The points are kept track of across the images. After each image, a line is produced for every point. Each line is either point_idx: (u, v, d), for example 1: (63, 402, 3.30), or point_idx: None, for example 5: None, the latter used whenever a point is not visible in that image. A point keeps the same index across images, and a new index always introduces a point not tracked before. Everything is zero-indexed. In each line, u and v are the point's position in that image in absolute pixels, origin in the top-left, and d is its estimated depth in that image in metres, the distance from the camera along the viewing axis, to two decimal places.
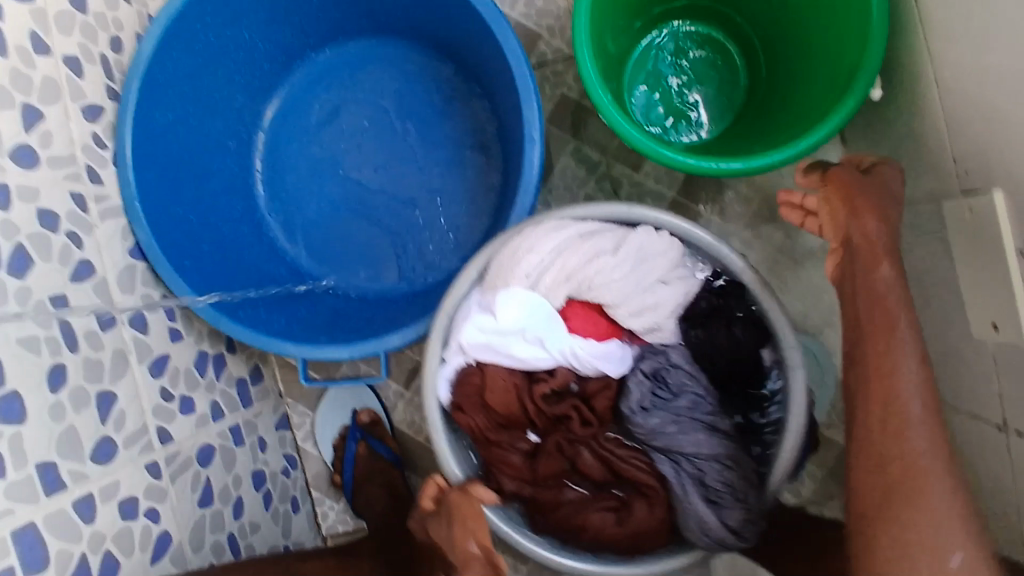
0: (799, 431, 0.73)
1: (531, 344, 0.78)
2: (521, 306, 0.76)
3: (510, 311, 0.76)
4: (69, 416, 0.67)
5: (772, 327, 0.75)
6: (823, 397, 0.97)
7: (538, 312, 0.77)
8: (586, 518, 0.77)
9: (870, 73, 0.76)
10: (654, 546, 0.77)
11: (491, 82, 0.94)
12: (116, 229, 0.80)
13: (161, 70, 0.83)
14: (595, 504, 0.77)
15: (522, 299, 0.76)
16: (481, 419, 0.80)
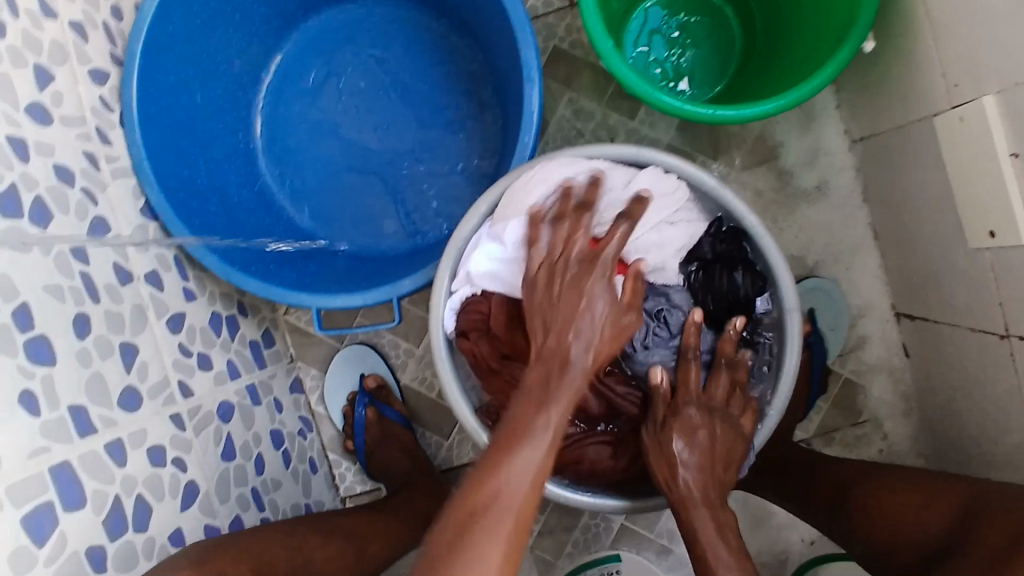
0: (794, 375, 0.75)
1: None
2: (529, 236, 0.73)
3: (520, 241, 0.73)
4: (96, 363, 0.71)
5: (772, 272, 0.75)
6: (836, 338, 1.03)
7: None
8: (583, 452, 0.80)
9: (865, 26, 0.76)
10: (642, 481, 0.81)
11: (482, 30, 0.96)
12: (127, 189, 0.84)
13: (162, 33, 0.87)
14: (591, 438, 0.80)
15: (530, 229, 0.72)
16: (484, 348, 0.78)
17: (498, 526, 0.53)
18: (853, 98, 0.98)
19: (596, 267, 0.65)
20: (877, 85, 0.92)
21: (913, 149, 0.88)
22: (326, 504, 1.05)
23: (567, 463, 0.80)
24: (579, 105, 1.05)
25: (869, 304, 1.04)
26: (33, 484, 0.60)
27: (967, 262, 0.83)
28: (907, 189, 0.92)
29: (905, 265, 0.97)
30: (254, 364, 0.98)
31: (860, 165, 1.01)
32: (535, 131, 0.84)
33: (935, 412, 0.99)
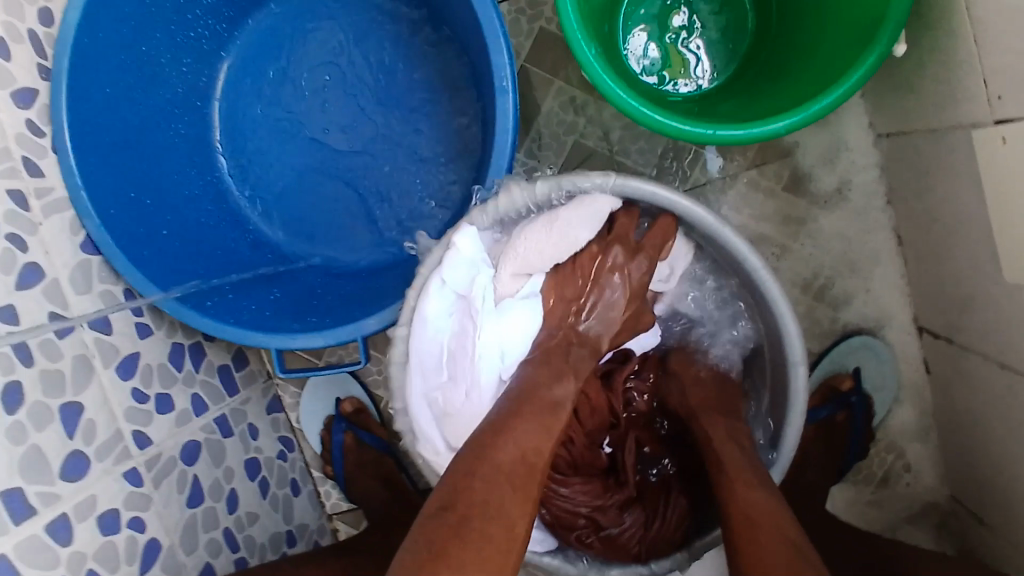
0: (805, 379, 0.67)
1: None
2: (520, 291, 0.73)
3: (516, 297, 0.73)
4: (32, 436, 0.66)
5: (766, 298, 0.67)
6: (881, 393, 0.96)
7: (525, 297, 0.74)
8: (676, 506, 0.75)
9: (897, 26, 0.64)
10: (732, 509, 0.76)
11: (453, 16, 0.84)
12: (63, 224, 0.76)
13: (91, 40, 0.77)
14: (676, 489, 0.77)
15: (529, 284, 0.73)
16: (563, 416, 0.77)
17: (525, 486, 0.54)
18: (881, 89, 0.86)
19: (636, 257, 0.70)
20: (910, 80, 0.80)
21: (947, 160, 0.77)
22: (311, 526, 1.01)
23: (667, 525, 0.74)
24: (569, 97, 0.94)
25: (887, 315, 0.95)
26: None
27: (998, 295, 0.74)
28: (936, 200, 0.81)
29: (929, 279, 0.88)
30: (225, 393, 0.93)
31: (884, 163, 0.90)
32: (510, 149, 0.74)
33: (955, 435, 0.92)
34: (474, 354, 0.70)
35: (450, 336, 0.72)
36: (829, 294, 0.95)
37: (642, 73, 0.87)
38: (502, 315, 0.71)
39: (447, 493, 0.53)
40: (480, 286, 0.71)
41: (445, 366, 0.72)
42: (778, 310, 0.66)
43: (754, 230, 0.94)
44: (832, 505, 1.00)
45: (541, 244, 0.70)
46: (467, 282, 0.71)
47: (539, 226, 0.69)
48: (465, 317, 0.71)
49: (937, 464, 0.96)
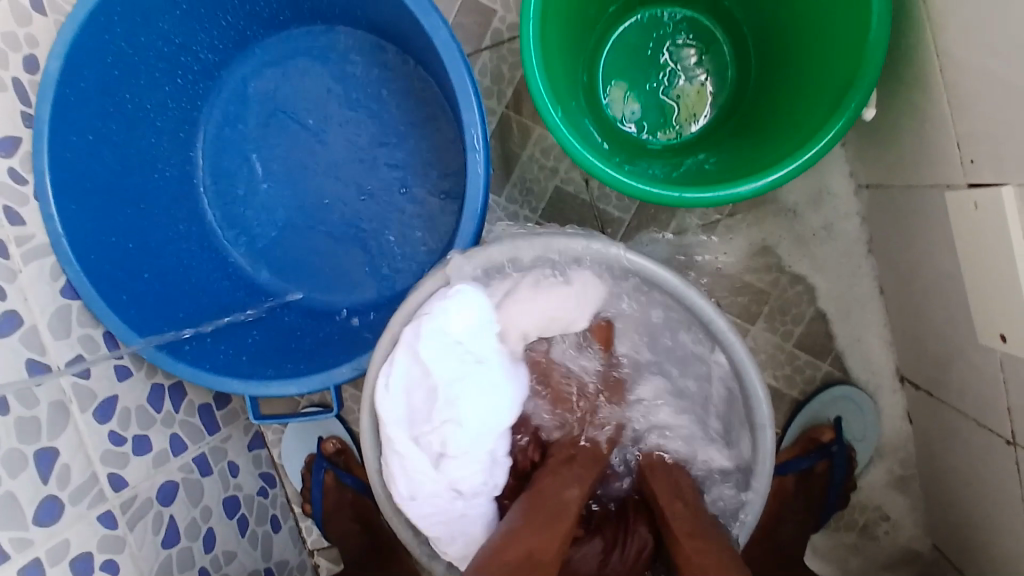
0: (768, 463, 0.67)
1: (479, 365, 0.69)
2: (471, 318, 0.68)
3: (463, 322, 0.67)
4: (5, 483, 0.67)
5: (732, 359, 0.67)
6: (863, 443, 0.95)
7: (486, 318, 0.69)
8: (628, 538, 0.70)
9: (865, 92, 0.63)
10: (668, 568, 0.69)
11: (432, 66, 0.85)
12: (43, 270, 0.78)
13: (72, 87, 0.79)
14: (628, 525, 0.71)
15: (475, 310, 0.68)
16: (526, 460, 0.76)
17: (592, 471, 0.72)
18: (862, 141, 0.86)
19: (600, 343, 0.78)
20: (889, 134, 0.80)
21: (926, 214, 0.76)
22: (290, 563, 1.01)
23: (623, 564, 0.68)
24: (548, 144, 0.94)
25: (868, 364, 0.94)
26: None
27: (973, 351, 0.74)
28: (915, 252, 0.81)
29: (910, 332, 0.87)
30: (205, 432, 0.93)
31: (866, 213, 0.90)
32: (480, 207, 0.74)
33: (936, 487, 0.91)
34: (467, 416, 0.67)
35: (445, 391, 0.67)
36: (811, 343, 0.94)
37: (620, 124, 0.87)
38: (501, 379, 0.70)
39: (565, 487, 0.67)
40: (474, 342, 0.68)
41: (428, 423, 0.68)
42: (745, 374, 0.66)
43: (735, 277, 0.94)
44: (812, 551, 0.99)
45: (531, 321, 0.74)
46: (467, 334, 0.68)
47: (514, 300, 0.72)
48: (461, 377, 0.68)
49: (920, 515, 0.95)
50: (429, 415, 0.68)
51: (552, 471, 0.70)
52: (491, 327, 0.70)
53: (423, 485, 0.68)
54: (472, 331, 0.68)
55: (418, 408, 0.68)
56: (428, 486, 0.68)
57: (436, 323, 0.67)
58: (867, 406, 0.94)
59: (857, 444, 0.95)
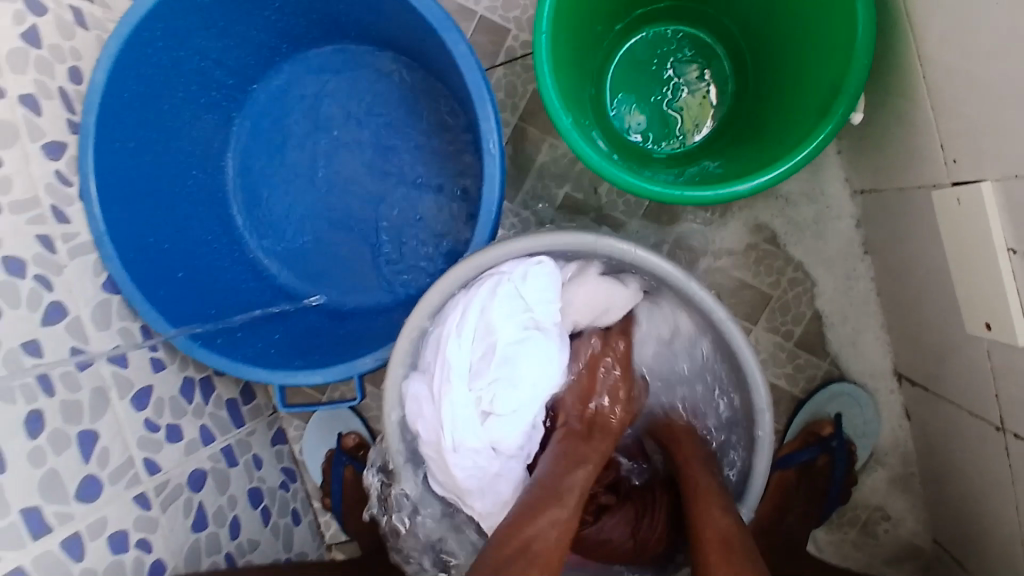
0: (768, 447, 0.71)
1: (535, 332, 0.76)
2: (534, 284, 0.74)
3: (531, 287, 0.74)
4: (51, 460, 0.73)
5: (732, 347, 0.71)
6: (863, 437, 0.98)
7: (545, 288, 0.75)
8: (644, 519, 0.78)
9: (850, 99, 0.69)
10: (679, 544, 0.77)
11: (450, 79, 0.91)
12: (87, 266, 0.84)
13: (117, 97, 0.85)
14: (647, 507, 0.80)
15: (537, 277, 0.74)
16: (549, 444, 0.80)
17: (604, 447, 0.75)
18: (856, 149, 0.91)
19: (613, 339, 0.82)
20: (880, 140, 0.85)
21: (916, 214, 0.80)
22: (310, 554, 1.05)
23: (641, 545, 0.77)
24: (559, 153, 1.00)
25: (865, 362, 0.98)
26: None
27: (962, 343, 0.78)
28: (907, 252, 0.86)
29: (906, 330, 0.91)
30: (232, 424, 0.99)
31: (862, 217, 0.95)
32: (496, 207, 0.79)
33: (933, 480, 0.94)
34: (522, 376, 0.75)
35: (518, 349, 0.75)
36: (810, 341, 0.98)
37: (626, 133, 0.93)
38: (553, 352, 0.77)
39: (575, 469, 0.70)
40: (542, 313, 0.76)
41: (486, 376, 0.74)
42: (745, 362, 0.70)
43: (737, 279, 0.98)
44: (815, 545, 1.01)
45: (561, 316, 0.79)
46: (540, 304, 0.75)
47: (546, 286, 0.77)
48: (522, 340, 0.75)
49: (917, 510, 0.98)
50: (489, 367, 0.73)
51: (566, 447, 0.74)
52: (551, 296, 0.76)
53: (467, 437, 0.73)
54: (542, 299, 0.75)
55: (480, 360, 0.74)
56: (471, 440, 0.73)
57: (501, 282, 0.73)
58: (868, 403, 0.97)
59: (858, 441, 0.98)
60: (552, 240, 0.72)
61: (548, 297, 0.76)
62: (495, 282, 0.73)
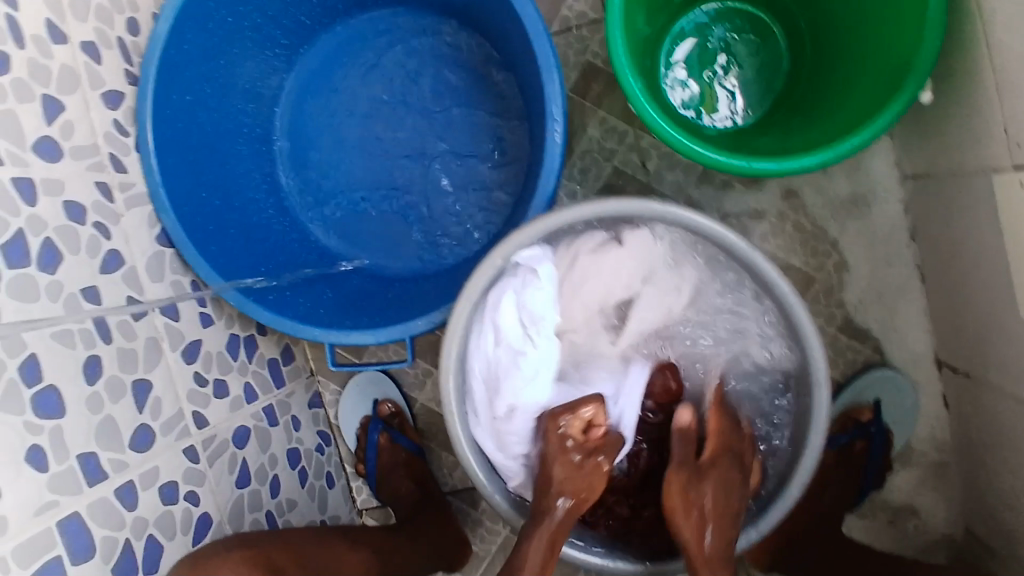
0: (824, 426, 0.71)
1: (530, 351, 0.73)
2: (539, 292, 0.73)
3: (536, 294, 0.73)
4: (106, 407, 0.72)
5: (794, 321, 0.71)
6: (904, 424, 0.99)
7: (546, 298, 0.73)
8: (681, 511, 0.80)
9: (920, 77, 0.69)
10: None
11: (507, 46, 0.91)
12: (143, 217, 0.84)
13: (177, 49, 0.84)
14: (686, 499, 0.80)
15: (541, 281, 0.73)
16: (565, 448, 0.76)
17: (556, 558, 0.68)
18: (909, 133, 0.91)
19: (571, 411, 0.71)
20: (938, 123, 0.85)
21: (973, 200, 0.80)
22: (343, 518, 1.06)
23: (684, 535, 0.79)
24: (609, 126, 1.00)
25: (906, 347, 0.98)
26: (38, 541, 0.62)
27: (1015, 329, 0.78)
28: (959, 238, 0.86)
29: (949, 316, 0.92)
30: (273, 383, 0.99)
31: (910, 202, 0.95)
32: (556, 172, 0.79)
33: (969, 467, 0.95)
34: (524, 391, 0.73)
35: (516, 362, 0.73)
36: (853, 325, 0.99)
37: (680, 108, 0.93)
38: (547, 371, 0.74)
39: None
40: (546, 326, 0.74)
41: (481, 382, 0.74)
42: (805, 335, 0.70)
43: (781, 260, 0.99)
44: (846, 529, 1.02)
45: (599, 289, 0.77)
46: (538, 319, 0.73)
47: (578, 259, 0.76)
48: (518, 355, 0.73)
49: (948, 497, 0.99)
50: (483, 373, 0.74)
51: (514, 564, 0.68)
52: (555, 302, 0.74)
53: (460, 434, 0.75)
54: (542, 312, 0.73)
55: (481, 367, 0.74)
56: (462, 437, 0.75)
57: (503, 288, 0.73)
58: (908, 389, 0.97)
59: (894, 426, 0.99)
60: (607, 207, 0.72)
61: (551, 308, 0.74)
62: (501, 288, 0.73)
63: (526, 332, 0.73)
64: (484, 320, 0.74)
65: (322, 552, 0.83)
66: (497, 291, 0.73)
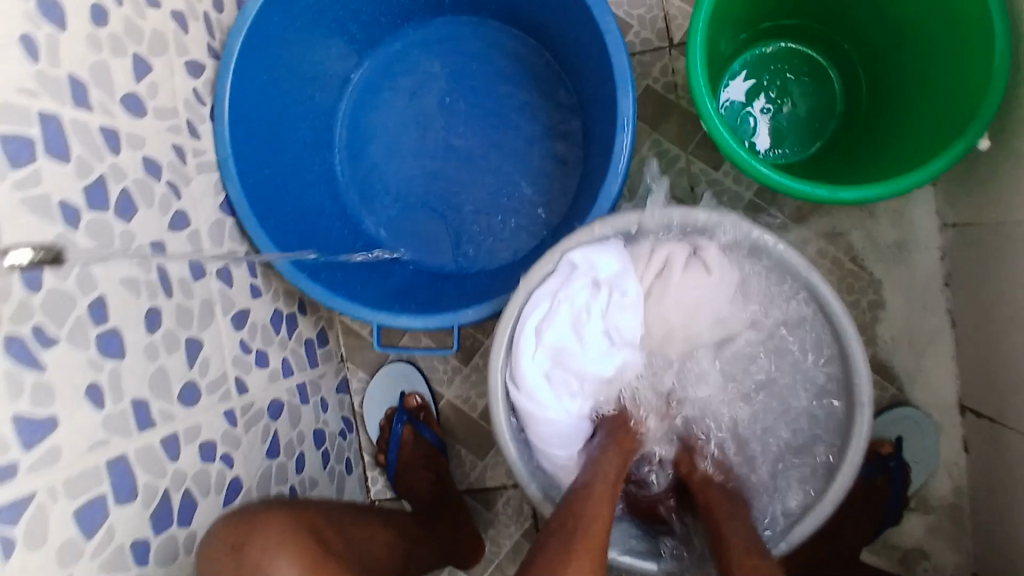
0: (865, 439, 0.72)
1: (597, 340, 0.77)
2: (613, 288, 0.76)
3: (610, 291, 0.76)
4: (161, 357, 0.73)
5: (844, 342, 0.74)
6: (923, 462, 1.00)
7: (620, 296, 0.77)
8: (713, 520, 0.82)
9: (983, 121, 0.71)
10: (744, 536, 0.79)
11: (575, 61, 0.95)
12: (210, 184, 0.86)
13: (263, 29, 0.88)
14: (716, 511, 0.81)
15: (614, 280, 0.76)
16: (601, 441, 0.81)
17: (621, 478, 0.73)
18: (954, 182, 0.94)
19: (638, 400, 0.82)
20: (985, 173, 0.88)
21: (1016, 247, 0.83)
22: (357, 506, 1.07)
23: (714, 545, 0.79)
24: (661, 148, 1.04)
25: (932, 391, 1.00)
26: (89, 476, 0.62)
27: None
28: (996, 284, 0.88)
29: (978, 361, 0.94)
30: (307, 363, 1.01)
31: (948, 250, 0.98)
32: (617, 182, 0.81)
33: (985, 514, 0.96)
34: (583, 372, 0.77)
35: (592, 367, 0.77)
36: (879, 363, 1.01)
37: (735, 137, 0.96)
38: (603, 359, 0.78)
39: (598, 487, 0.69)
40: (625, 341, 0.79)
41: (542, 362, 0.76)
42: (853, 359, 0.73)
43: None
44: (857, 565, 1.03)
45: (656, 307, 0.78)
46: (621, 333, 0.78)
47: (650, 264, 0.78)
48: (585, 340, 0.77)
49: (966, 541, 0.99)
50: (545, 355, 0.76)
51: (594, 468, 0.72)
52: (628, 299, 0.77)
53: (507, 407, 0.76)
54: (618, 310, 0.77)
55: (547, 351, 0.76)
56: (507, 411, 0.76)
57: (576, 278, 0.75)
58: (930, 430, 0.99)
59: (913, 466, 1.00)
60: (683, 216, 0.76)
61: (624, 304, 0.77)
62: (574, 275, 0.75)
63: (597, 322, 0.77)
64: (554, 307, 0.75)
65: (354, 533, 0.79)
66: (571, 279, 0.75)
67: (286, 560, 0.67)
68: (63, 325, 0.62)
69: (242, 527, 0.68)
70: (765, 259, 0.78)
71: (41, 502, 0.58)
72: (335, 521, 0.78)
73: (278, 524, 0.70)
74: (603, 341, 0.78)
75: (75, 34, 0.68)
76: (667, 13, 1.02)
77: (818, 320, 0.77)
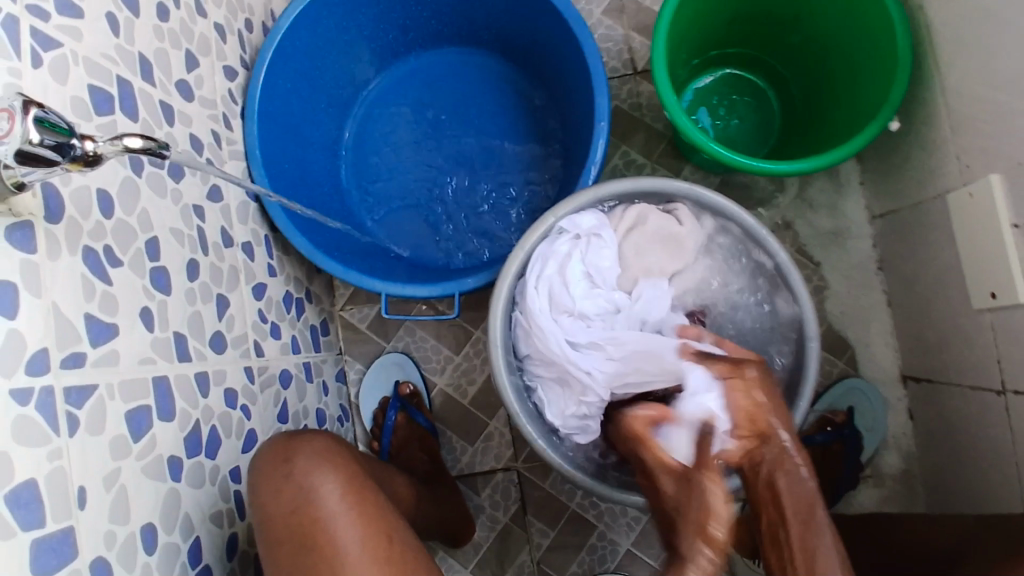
0: (816, 371, 0.83)
1: (585, 283, 0.87)
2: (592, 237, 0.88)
3: (590, 240, 0.88)
4: (198, 304, 0.81)
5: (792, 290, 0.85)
6: (873, 430, 1.10)
7: (598, 245, 0.88)
8: None
9: (893, 106, 0.87)
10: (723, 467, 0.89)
11: (556, 79, 1.11)
12: (238, 170, 0.97)
13: (290, 44, 1.01)
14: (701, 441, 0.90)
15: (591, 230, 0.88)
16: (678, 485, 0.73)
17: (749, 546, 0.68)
18: (877, 178, 1.11)
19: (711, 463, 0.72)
20: (901, 166, 1.04)
21: (931, 222, 0.98)
22: None
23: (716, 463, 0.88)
24: (630, 157, 1.19)
25: (875, 365, 1.12)
26: (139, 386, 0.69)
27: (970, 325, 0.93)
28: (918, 259, 1.03)
29: (912, 332, 1.07)
30: (312, 346, 1.08)
31: (878, 239, 1.13)
32: (598, 164, 0.94)
33: (931, 472, 1.07)
34: (575, 314, 0.87)
35: (582, 307, 0.87)
36: (829, 341, 1.13)
37: None
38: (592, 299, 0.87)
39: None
40: (608, 278, 0.89)
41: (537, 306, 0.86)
42: (801, 305, 0.85)
43: None
44: None
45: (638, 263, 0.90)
46: (603, 272, 0.89)
47: (623, 218, 0.90)
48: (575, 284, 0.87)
49: (917, 502, 1.09)
50: (539, 301, 0.86)
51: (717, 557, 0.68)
52: (608, 248, 0.88)
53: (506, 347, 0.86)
54: (601, 256, 0.88)
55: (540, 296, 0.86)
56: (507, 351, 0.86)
57: (556, 229, 0.87)
58: (878, 400, 1.10)
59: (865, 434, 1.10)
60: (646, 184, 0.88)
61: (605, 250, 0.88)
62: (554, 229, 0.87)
63: (584, 267, 0.88)
64: (542, 255, 0.87)
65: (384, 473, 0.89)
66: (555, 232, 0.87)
67: (330, 472, 0.77)
68: (126, 252, 0.71)
69: (290, 444, 0.80)
70: (722, 225, 0.90)
71: (101, 396, 0.64)
72: (369, 465, 0.88)
73: (324, 442, 0.81)
74: (592, 284, 0.88)
75: (144, 22, 0.80)
76: (632, 46, 1.20)
77: (771, 271, 0.89)
